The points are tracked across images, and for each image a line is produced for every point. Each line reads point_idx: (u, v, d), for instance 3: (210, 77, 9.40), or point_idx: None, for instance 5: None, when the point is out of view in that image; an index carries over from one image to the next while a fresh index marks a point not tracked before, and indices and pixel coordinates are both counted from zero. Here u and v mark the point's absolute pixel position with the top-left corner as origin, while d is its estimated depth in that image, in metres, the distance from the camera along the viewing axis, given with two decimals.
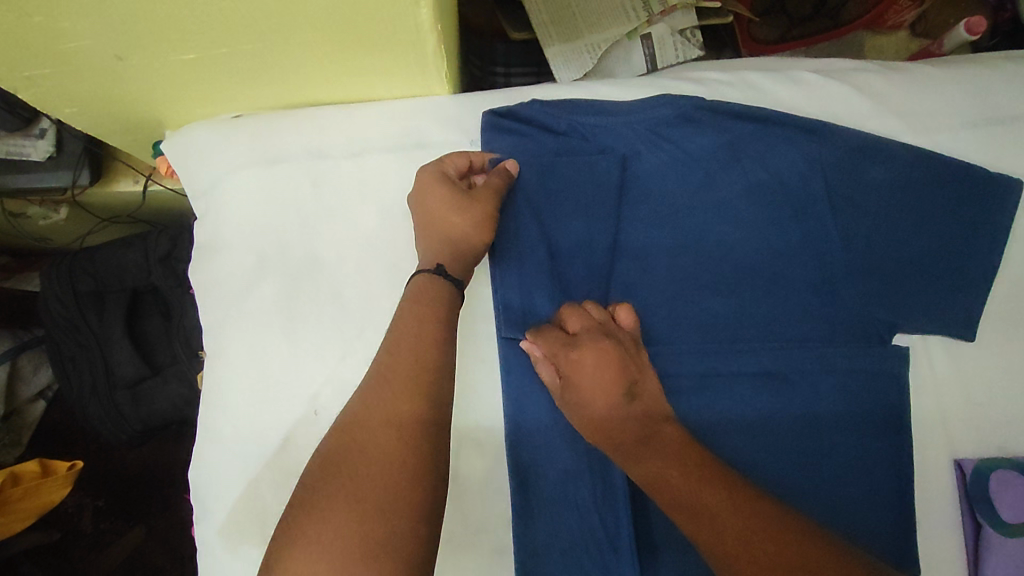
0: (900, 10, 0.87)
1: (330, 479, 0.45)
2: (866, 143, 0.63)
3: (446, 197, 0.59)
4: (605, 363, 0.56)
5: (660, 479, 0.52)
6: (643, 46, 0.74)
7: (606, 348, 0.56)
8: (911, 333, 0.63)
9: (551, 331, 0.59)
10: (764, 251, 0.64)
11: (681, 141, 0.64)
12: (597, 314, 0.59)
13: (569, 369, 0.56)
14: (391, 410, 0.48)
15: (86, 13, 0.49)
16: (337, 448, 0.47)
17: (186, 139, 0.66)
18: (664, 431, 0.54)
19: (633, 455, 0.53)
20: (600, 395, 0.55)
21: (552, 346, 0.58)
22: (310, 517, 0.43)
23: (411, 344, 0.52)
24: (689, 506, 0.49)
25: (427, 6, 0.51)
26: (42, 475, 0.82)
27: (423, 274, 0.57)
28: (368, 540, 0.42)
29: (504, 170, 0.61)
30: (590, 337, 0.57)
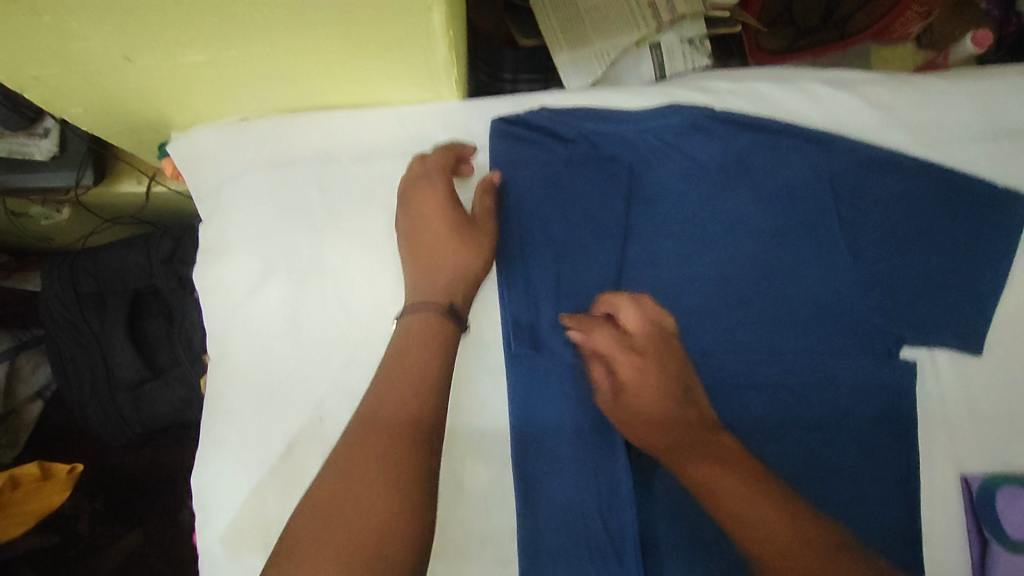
0: (907, 22, 0.85)
1: (338, 478, 0.44)
2: (875, 155, 0.63)
3: (433, 215, 0.59)
4: (663, 366, 0.56)
5: (710, 481, 0.49)
6: (652, 54, 0.73)
7: (662, 354, 0.57)
8: (918, 346, 0.63)
9: (606, 329, 0.58)
10: (772, 261, 0.63)
11: (690, 151, 0.64)
12: (653, 314, 0.58)
13: (625, 371, 0.56)
14: (399, 409, 0.48)
15: (96, 14, 0.49)
16: (349, 445, 0.46)
17: (193, 140, 0.66)
18: (718, 437, 0.53)
19: (688, 459, 0.51)
20: (655, 398, 0.55)
21: (610, 346, 0.57)
22: (318, 514, 0.42)
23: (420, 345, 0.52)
24: (737, 510, 0.47)
25: (441, 11, 0.51)
26: (41, 478, 0.81)
27: (430, 314, 0.54)
28: (356, 537, 0.41)
29: (488, 181, 0.61)
30: (648, 342, 0.57)
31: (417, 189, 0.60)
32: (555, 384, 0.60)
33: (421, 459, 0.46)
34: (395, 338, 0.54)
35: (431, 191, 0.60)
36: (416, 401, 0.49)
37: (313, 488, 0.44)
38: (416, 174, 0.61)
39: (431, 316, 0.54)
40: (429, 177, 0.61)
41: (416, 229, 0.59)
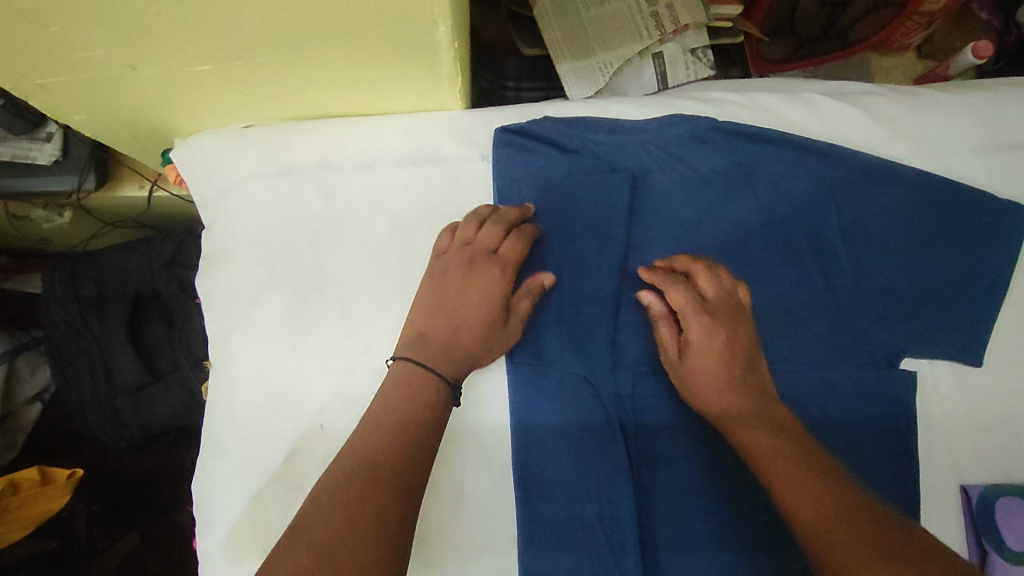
0: (907, 32, 0.86)
1: (355, 463, 0.49)
2: (875, 167, 0.64)
3: (473, 283, 0.59)
4: (734, 334, 0.57)
5: (760, 449, 0.51)
6: (654, 64, 0.74)
7: (735, 323, 0.57)
8: (919, 358, 0.63)
9: (680, 286, 0.58)
10: (774, 272, 0.63)
11: (692, 162, 0.64)
12: (727, 283, 0.59)
13: (695, 333, 0.57)
14: (407, 416, 0.52)
15: (102, 23, 0.49)
16: (364, 439, 0.51)
17: (196, 147, 0.66)
18: (775, 410, 0.54)
19: (743, 424, 0.53)
20: (718, 367, 0.56)
21: (683, 306, 0.57)
22: (331, 489, 0.48)
23: (437, 354, 0.56)
24: (776, 477, 0.49)
25: (446, 23, 0.51)
26: (41, 483, 0.81)
27: (438, 382, 0.55)
28: (350, 521, 0.46)
29: (536, 283, 0.60)
30: (721, 309, 0.57)
31: (474, 263, 0.59)
32: (556, 392, 0.60)
33: (410, 470, 0.50)
34: (389, 379, 0.55)
35: (483, 271, 0.59)
36: (401, 430, 0.51)
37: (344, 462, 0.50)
38: (477, 244, 0.60)
39: (430, 376, 0.55)
40: (488, 255, 0.59)
41: (452, 295, 0.59)
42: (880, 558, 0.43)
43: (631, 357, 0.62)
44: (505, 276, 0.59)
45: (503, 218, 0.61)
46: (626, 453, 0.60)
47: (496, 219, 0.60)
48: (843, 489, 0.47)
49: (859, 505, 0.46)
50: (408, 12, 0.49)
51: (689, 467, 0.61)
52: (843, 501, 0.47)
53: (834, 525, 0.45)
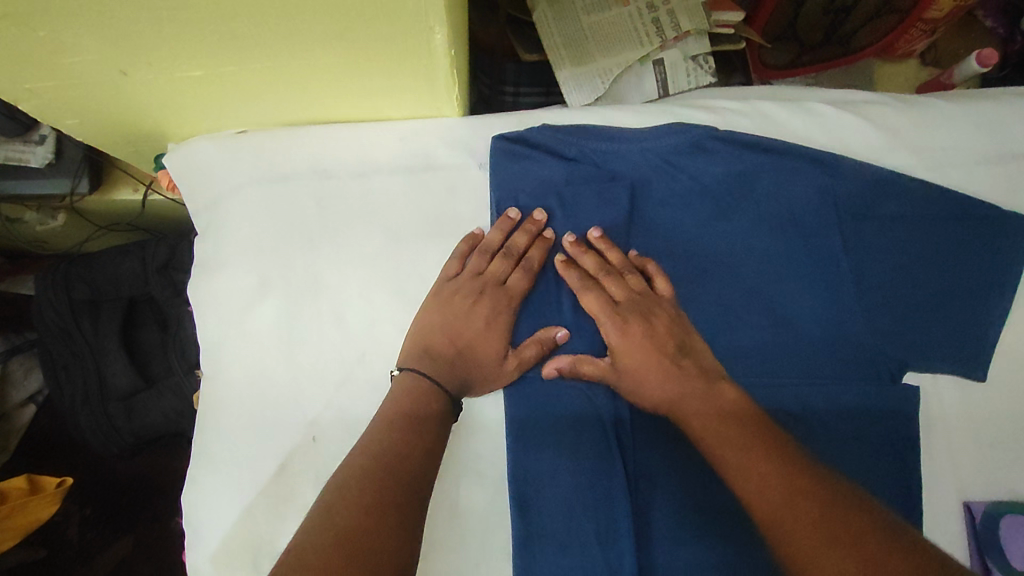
0: (911, 39, 0.85)
1: (367, 453, 0.50)
2: (879, 178, 0.63)
3: (482, 305, 0.60)
4: (650, 328, 0.58)
5: (707, 430, 0.52)
6: (655, 71, 0.73)
7: (649, 318, 0.59)
8: (922, 372, 0.62)
9: (590, 293, 0.60)
10: (775, 283, 0.62)
11: (693, 171, 0.63)
12: (636, 282, 0.60)
13: (614, 338, 0.59)
14: (410, 409, 0.54)
15: (90, 28, 0.48)
16: (373, 434, 0.52)
17: (189, 153, 0.65)
18: (720, 388, 0.55)
19: (688, 408, 0.54)
20: (646, 361, 0.57)
21: (599, 312, 0.60)
22: (347, 480, 0.48)
23: (439, 365, 0.58)
24: (733, 468, 0.49)
25: (442, 30, 0.50)
26: (29, 492, 0.80)
27: (442, 397, 0.56)
28: (371, 506, 0.46)
29: (547, 338, 0.60)
30: (632, 306, 0.59)
31: (482, 293, 0.61)
32: (553, 404, 0.60)
33: (418, 461, 0.51)
34: (392, 396, 0.56)
35: (490, 301, 0.61)
36: (404, 430, 0.52)
37: (354, 456, 0.50)
38: (487, 274, 0.61)
39: (435, 388, 0.56)
40: (495, 285, 0.61)
41: (458, 320, 0.60)
42: (822, 523, 0.43)
43: None
44: (509, 309, 0.61)
45: (514, 249, 0.62)
46: (624, 468, 0.59)
47: (508, 252, 0.62)
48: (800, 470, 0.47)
49: (814, 483, 0.46)
50: (403, 19, 0.48)
51: (687, 482, 0.60)
52: (802, 480, 0.46)
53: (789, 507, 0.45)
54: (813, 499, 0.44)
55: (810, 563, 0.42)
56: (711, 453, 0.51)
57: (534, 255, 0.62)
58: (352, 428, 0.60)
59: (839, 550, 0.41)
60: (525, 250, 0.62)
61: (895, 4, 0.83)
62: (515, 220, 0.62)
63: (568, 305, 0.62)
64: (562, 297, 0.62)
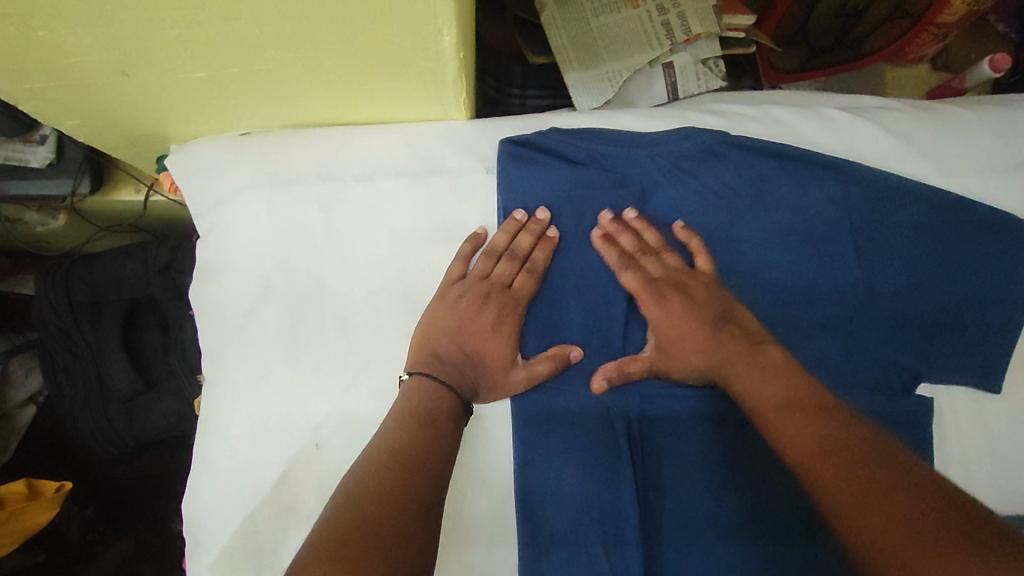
0: (922, 43, 0.84)
1: (388, 441, 0.51)
2: (893, 185, 0.62)
3: (488, 309, 0.60)
4: (691, 299, 0.58)
5: (755, 391, 0.52)
6: (665, 74, 0.72)
7: (687, 291, 0.59)
8: (935, 383, 0.61)
9: (629, 271, 0.60)
10: (787, 291, 0.61)
11: (702, 177, 0.62)
12: (673, 261, 0.61)
13: (657, 313, 0.59)
14: (418, 408, 0.54)
15: (91, 29, 0.47)
16: (389, 429, 0.52)
17: (191, 155, 0.64)
18: (765, 351, 0.54)
19: (736, 371, 0.54)
20: (690, 333, 0.57)
21: (637, 290, 0.59)
22: (374, 463, 0.49)
23: (449, 366, 0.57)
24: (775, 425, 0.49)
25: (451, 33, 0.49)
26: (28, 497, 0.79)
27: (451, 398, 0.55)
28: (387, 496, 0.46)
29: (563, 356, 0.59)
30: (670, 282, 0.59)
31: (488, 297, 0.60)
32: (560, 412, 0.59)
33: (429, 459, 0.50)
34: (402, 396, 0.55)
35: (496, 304, 0.60)
36: (413, 427, 0.52)
37: (371, 449, 0.50)
38: (493, 277, 0.61)
39: (441, 390, 0.55)
40: (501, 289, 0.60)
41: (464, 324, 0.59)
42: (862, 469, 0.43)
43: None
44: (516, 313, 0.60)
45: (518, 252, 0.61)
46: (632, 476, 0.58)
47: (513, 254, 0.61)
48: (833, 427, 0.46)
49: (852, 435, 0.45)
50: (412, 20, 0.47)
51: (697, 493, 0.58)
52: (835, 437, 0.46)
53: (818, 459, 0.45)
54: (843, 456, 0.44)
55: (847, 508, 0.42)
56: (756, 413, 0.51)
57: (539, 256, 0.61)
58: (357, 434, 0.59)
59: (866, 494, 0.41)
60: (531, 251, 0.61)
61: (907, 7, 0.82)
62: (521, 221, 0.61)
63: (575, 311, 0.61)
64: (570, 304, 0.61)
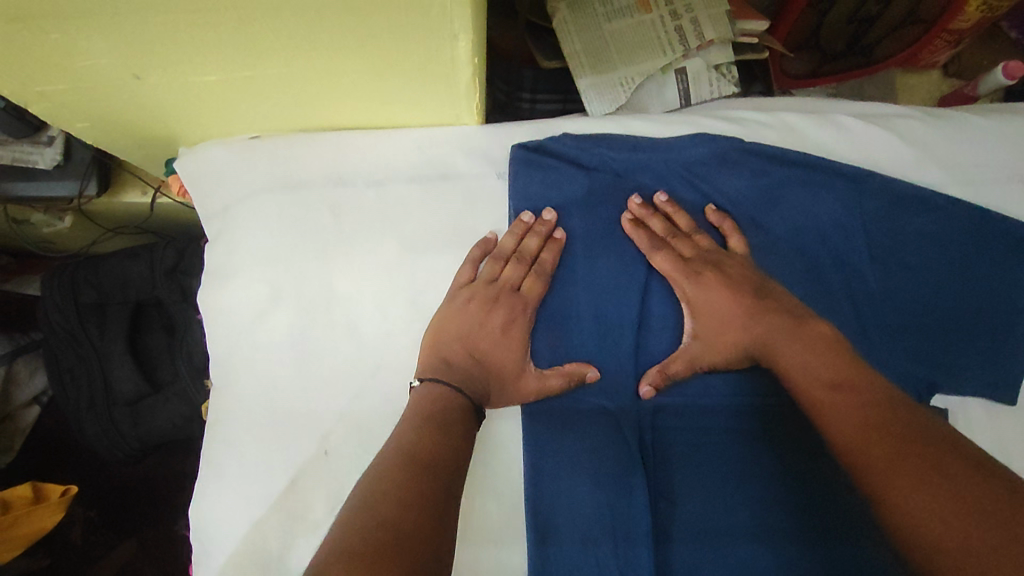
0: (935, 50, 0.83)
1: (415, 435, 0.51)
2: (908, 194, 0.61)
3: (497, 313, 0.59)
4: (727, 276, 0.59)
5: (797, 368, 0.53)
6: (677, 80, 0.72)
7: (723, 269, 0.59)
8: (950, 395, 0.60)
9: (663, 253, 0.60)
10: (801, 300, 0.61)
11: (716, 184, 0.62)
12: (704, 242, 0.61)
13: (694, 293, 0.59)
14: (433, 410, 0.53)
15: (103, 32, 0.47)
16: (409, 428, 0.52)
17: (200, 159, 0.63)
18: (809, 325, 0.54)
19: (778, 347, 0.55)
20: (728, 312, 0.58)
21: (670, 270, 0.60)
22: (404, 450, 0.50)
23: (461, 370, 0.57)
24: (825, 409, 0.49)
25: (467, 38, 0.49)
26: (34, 501, 0.78)
27: (463, 402, 0.55)
28: (401, 495, 0.46)
29: (579, 373, 0.58)
30: (703, 261, 0.60)
31: (497, 300, 0.60)
32: (571, 419, 0.59)
33: (444, 462, 0.50)
34: (412, 402, 0.55)
35: (505, 308, 0.60)
36: (428, 430, 0.51)
37: (390, 449, 0.50)
38: (501, 281, 0.60)
39: (453, 394, 0.55)
40: (510, 291, 0.60)
41: (473, 329, 0.59)
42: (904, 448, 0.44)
43: None
44: (525, 315, 0.60)
45: (526, 253, 0.61)
46: (645, 485, 0.57)
47: (521, 256, 0.61)
48: (884, 411, 0.47)
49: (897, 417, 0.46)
50: (428, 26, 0.47)
51: (710, 505, 0.57)
52: (882, 419, 0.46)
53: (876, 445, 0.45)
54: (889, 436, 0.45)
55: (890, 485, 0.43)
56: (801, 391, 0.52)
57: (547, 257, 0.61)
58: (367, 441, 0.58)
59: (913, 471, 0.42)
60: (539, 254, 0.61)
61: (920, 14, 0.82)
62: (528, 223, 0.61)
63: (587, 318, 0.60)
64: (582, 310, 0.61)
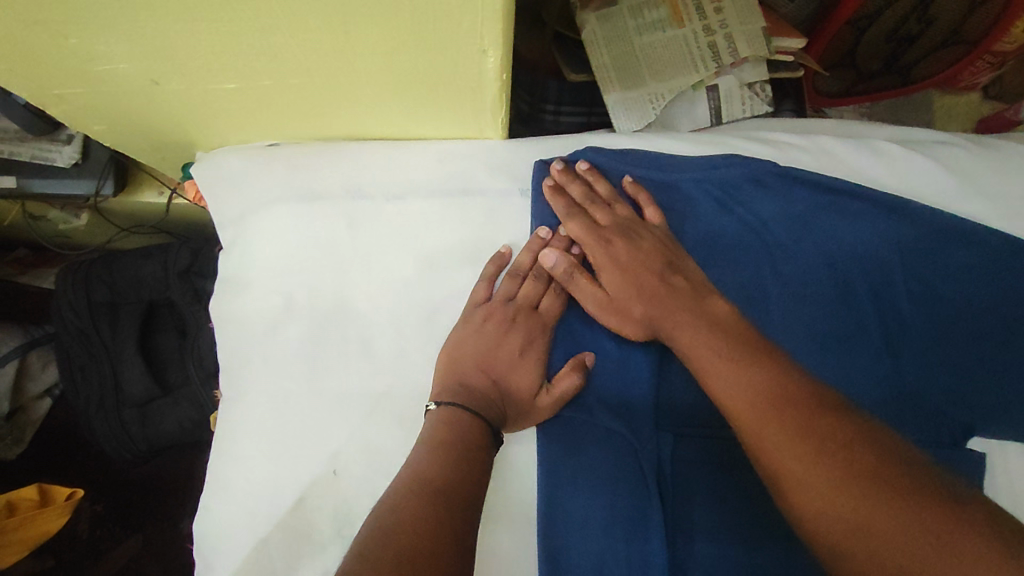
0: (976, 72, 0.82)
1: (436, 456, 0.49)
2: (950, 227, 0.59)
3: (509, 331, 0.58)
4: (637, 247, 0.57)
5: (689, 339, 0.50)
6: (709, 97, 0.69)
7: (636, 238, 0.58)
8: (989, 438, 0.58)
9: (576, 219, 0.59)
10: (836, 332, 0.58)
11: (750, 206, 0.60)
12: (620, 210, 0.60)
13: (604, 259, 0.58)
14: (447, 434, 0.51)
15: (124, 39, 0.45)
16: (424, 452, 0.50)
17: (219, 164, 0.62)
18: (710, 305, 0.52)
19: (676, 323, 0.52)
20: (634, 287, 0.56)
21: (582, 236, 0.59)
22: (425, 470, 0.48)
23: (473, 394, 0.55)
24: (700, 354, 0.48)
25: (496, 53, 0.47)
26: (40, 504, 0.79)
27: (479, 423, 0.53)
28: (419, 519, 0.44)
29: (580, 360, 0.57)
30: (617, 229, 0.58)
31: (515, 320, 0.58)
32: (587, 448, 0.56)
33: (465, 490, 0.48)
34: (428, 425, 0.53)
35: (524, 327, 0.58)
36: (448, 454, 0.50)
37: (404, 472, 0.48)
38: (519, 299, 0.59)
39: (468, 415, 0.53)
40: (528, 310, 0.59)
41: (490, 349, 0.57)
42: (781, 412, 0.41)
43: (671, 414, 0.58)
44: (544, 335, 0.58)
45: (544, 270, 0.60)
46: (663, 518, 0.55)
47: (538, 273, 0.60)
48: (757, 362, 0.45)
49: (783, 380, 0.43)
50: (455, 41, 0.46)
51: (732, 543, 0.55)
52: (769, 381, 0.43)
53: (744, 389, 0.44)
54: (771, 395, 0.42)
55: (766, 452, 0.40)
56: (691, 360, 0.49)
57: None
58: (377, 462, 0.56)
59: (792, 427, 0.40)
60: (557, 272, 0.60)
61: (964, 34, 0.80)
62: (545, 239, 0.60)
63: (608, 341, 0.59)
64: (603, 333, 0.59)
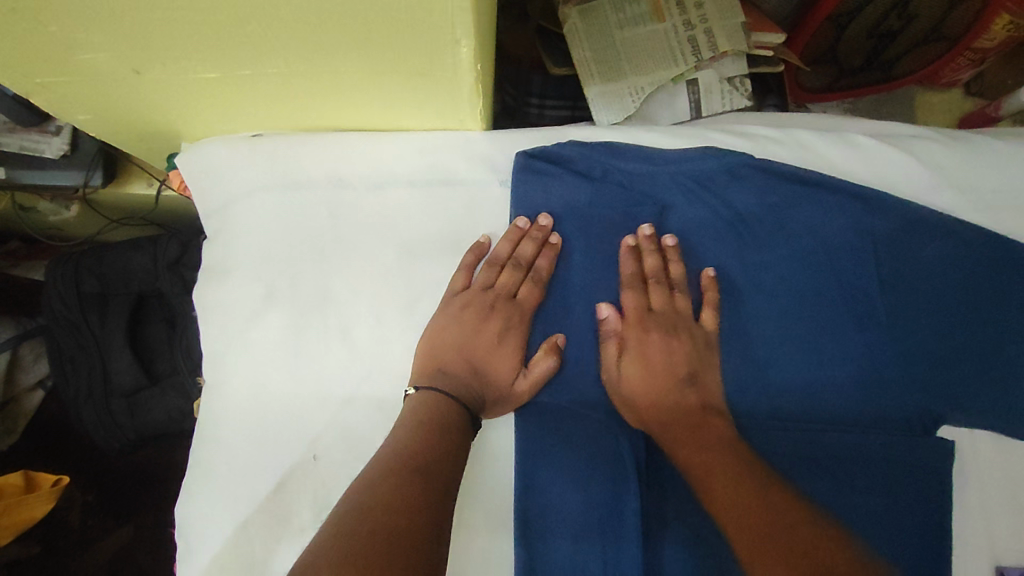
0: (956, 68, 0.84)
1: (417, 436, 0.50)
2: (925, 220, 0.59)
3: (485, 321, 0.58)
4: (670, 346, 0.58)
5: (677, 442, 0.54)
6: (688, 91, 0.70)
7: (679, 336, 0.58)
8: (958, 427, 0.59)
9: (635, 287, 0.59)
10: (807, 321, 0.59)
11: (726, 199, 0.61)
12: (680, 303, 0.60)
13: (636, 343, 0.58)
14: (423, 416, 0.52)
15: (102, 27, 0.46)
16: (403, 434, 0.51)
17: (202, 154, 0.63)
18: (713, 421, 0.55)
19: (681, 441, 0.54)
20: (654, 386, 0.57)
21: (634, 309, 0.59)
22: (403, 450, 0.49)
23: (446, 379, 0.56)
24: (682, 439, 0.54)
25: (469, 44, 0.48)
26: (26, 489, 0.80)
27: (455, 405, 0.54)
28: (393, 497, 0.45)
29: (554, 343, 0.58)
30: (665, 322, 0.59)
31: (493, 308, 0.59)
32: (564, 433, 0.57)
33: (440, 471, 0.49)
34: (408, 409, 0.54)
35: (501, 315, 0.59)
36: (429, 433, 0.51)
37: (384, 453, 0.49)
38: (497, 287, 0.60)
39: (444, 399, 0.54)
40: (506, 299, 0.59)
41: (468, 335, 0.58)
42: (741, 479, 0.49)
43: None
44: (521, 324, 0.59)
45: (522, 260, 0.60)
46: (638, 505, 0.55)
47: (517, 262, 0.60)
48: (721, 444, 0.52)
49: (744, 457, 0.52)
50: (428, 31, 0.46)
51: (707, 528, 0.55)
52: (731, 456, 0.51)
53: (715, 456, 0.52)
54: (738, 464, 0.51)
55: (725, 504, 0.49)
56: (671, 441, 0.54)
57: (542, 263, 0.60)
58: (357, 448, 0.57)
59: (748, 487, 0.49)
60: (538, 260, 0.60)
61: (943, 31, 0.80)
62: (523, 228, 0.60)
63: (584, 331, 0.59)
64: (581, 320, 0.60)
